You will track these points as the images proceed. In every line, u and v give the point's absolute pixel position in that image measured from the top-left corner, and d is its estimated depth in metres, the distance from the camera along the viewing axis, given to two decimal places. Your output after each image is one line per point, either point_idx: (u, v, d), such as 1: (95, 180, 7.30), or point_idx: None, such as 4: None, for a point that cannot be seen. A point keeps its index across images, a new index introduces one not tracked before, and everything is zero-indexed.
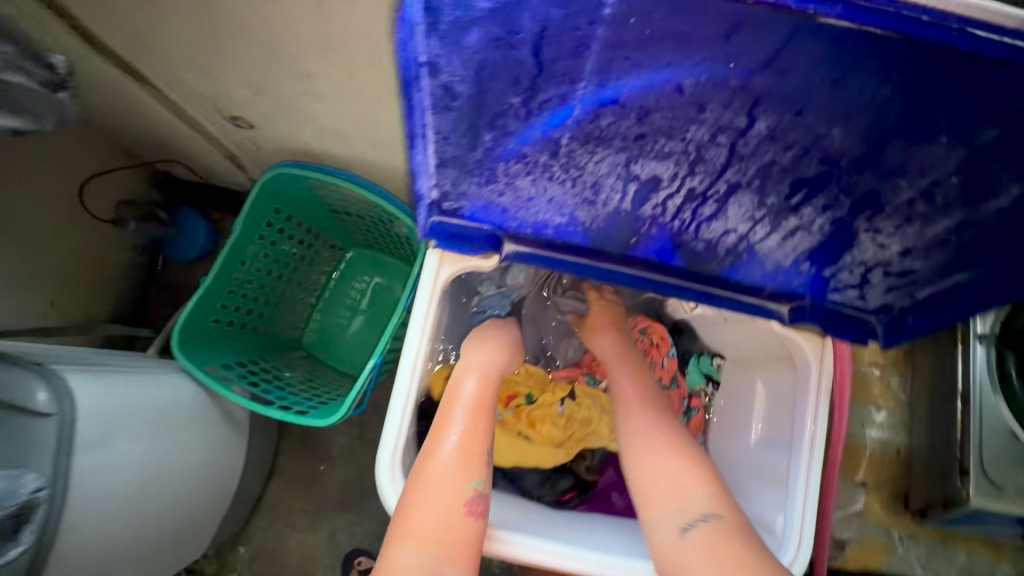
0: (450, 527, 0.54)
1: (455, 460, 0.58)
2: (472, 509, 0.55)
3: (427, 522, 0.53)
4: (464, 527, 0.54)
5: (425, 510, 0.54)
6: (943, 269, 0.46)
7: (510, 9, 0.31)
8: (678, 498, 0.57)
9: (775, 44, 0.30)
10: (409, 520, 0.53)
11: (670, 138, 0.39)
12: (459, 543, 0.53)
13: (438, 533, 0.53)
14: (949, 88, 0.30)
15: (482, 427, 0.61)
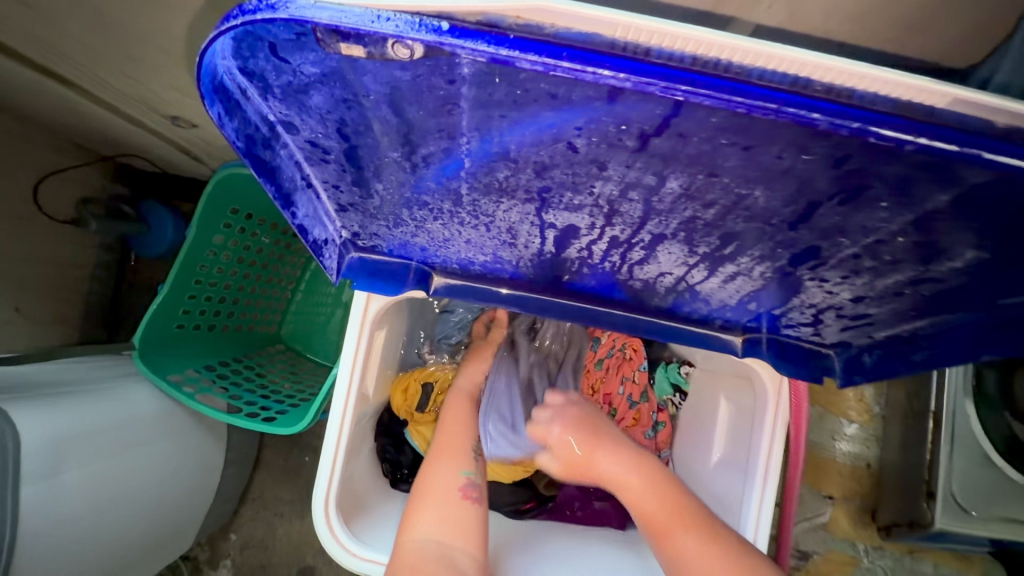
0: (455, 514, 0.57)
1: (445, 454, 0.62)
2: (468, 495, 0.59)
3: (432, 510, 0.57)
4: (466, 512, 0.57)
5: (427, 497, 0.58)
6: (900, 315, 0.41)
7: (345, 74, 0.25)
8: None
9: (664, 108, 0.25)
10: (413, 510, 0.57)
11: (577, 192, 0.34)
12: (464, 527, 0.56)
13: (446, 517, 0.56)
14: (880, 160, 0.25)
15: (467, 421, 0.66)
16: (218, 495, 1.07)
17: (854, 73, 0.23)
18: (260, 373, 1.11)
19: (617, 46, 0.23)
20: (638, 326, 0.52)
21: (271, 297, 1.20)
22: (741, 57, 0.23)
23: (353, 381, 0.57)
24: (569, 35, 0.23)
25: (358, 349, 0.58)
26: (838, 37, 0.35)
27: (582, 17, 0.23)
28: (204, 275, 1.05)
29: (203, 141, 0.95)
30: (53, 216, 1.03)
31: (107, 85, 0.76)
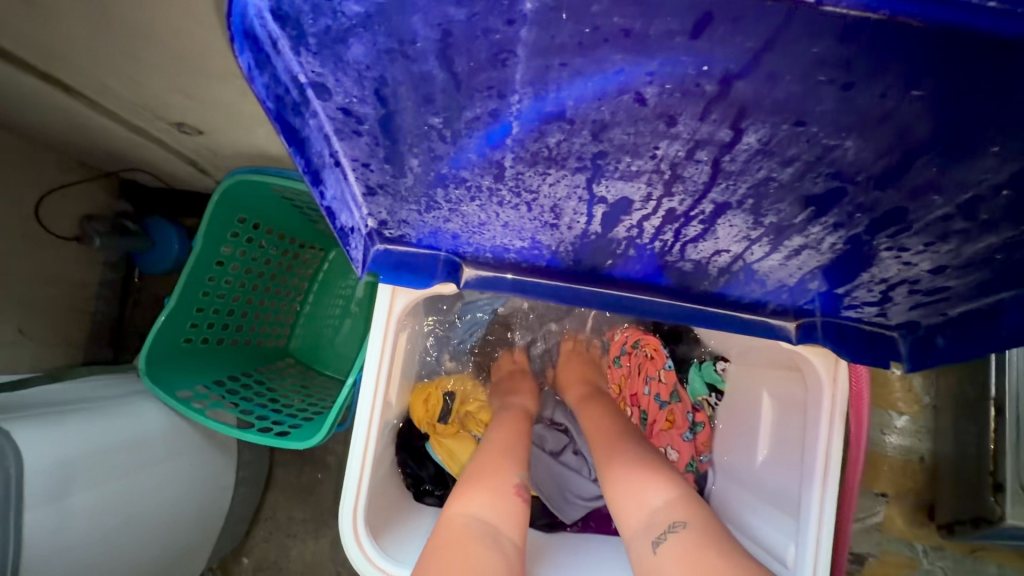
0: (508, 504, 0.51)
1: (501, 450, 0.58)
2: (522, 493, 0.54)
3: (485, 492, 0.52)
4: (518, 507, 0.52)
5: (481, 478, 0.53)
6: (984, 287, 0.37)
7: (392, 13, 0.22)
8: (646, 524, 0.48)
9: (762, 38, 0.22)
10: (463, 490, 0.52)
11: (636, 157, 0.31)
12: (515, 519, 0.51)
13: (498, 503, 0.51)
14: (1007, 91, 0.22)
15: (520, 432, 0.63)
16: (229, 516, 1.03)
17: None
18: (270, 387, 1.08)
19: None
20: (684, 314, 0.48)
21: (279, 310, 1.17)
22: None
23: (380, 383, 0.54)
24: None
25: (383, 352, 0.54)
26: None
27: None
28: (212, 287, 1.01)
29: (208, 150, 0.93)
30: (60, 234, 1.01)
31: (110, 92, 0.74)
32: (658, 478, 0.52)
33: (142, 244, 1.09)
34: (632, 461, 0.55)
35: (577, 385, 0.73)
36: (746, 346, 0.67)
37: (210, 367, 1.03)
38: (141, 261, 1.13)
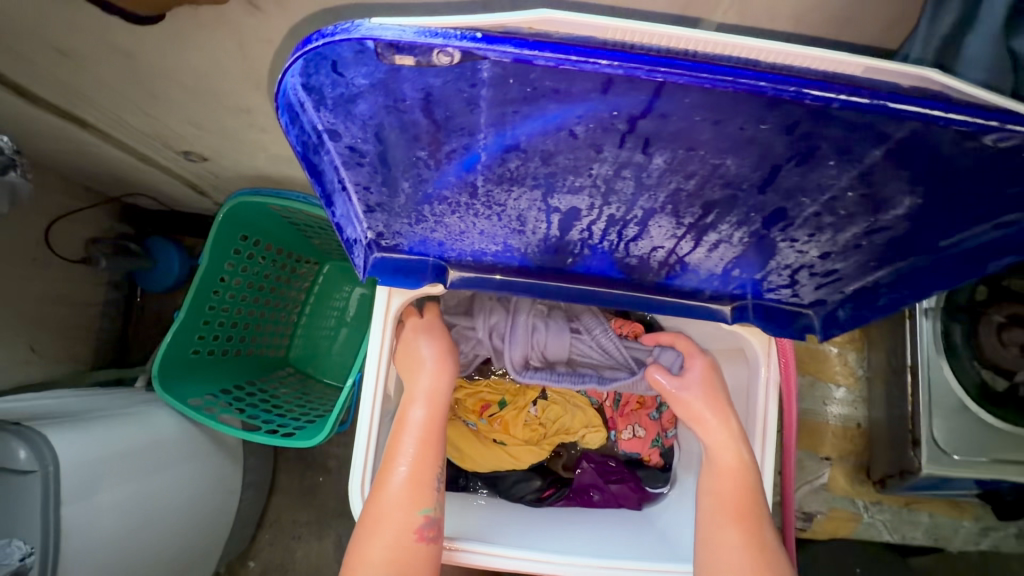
0: (404, 554, 0.56)
1: (404, 492, 0.58)
2: (423, 537, 0.58)
3: (379, 549, 0.56)
4: (419, 554, 0.57)
5: (374, 540, 0.56)
6: (864, 267, 0.47)
7: (389, 83, 0.31)
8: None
9: (650, 92, 0.31)
10: (361, 551, 0.56)
11: (577, 175, 0.40)
12: (413, 568, 0.56)
13: (392, 559, 0.56)
14: (823, 124, 0.32)
15: (432, 444, 0.62)
16: (237, 518, 1.10)
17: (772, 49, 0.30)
18: (273, 394, 1.15)
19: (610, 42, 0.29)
20: (636, 302, 0.58)
21: (279, 322, 1.25)
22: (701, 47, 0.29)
23: (380, 374, 0.62)
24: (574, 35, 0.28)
25: (383, 346, 0.63)
26: (784, 27, 0.42)
27: (581, 24, 0.30)
28: (217, 301, 1.09)
29: (210, 173, 1.01)
30: (66, 257, 1.07)
31: (125, 125, 0.82)
32: None
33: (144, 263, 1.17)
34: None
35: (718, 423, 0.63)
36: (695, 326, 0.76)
37: (215, 377, 1.10)
38: (142, 279, 1.21)
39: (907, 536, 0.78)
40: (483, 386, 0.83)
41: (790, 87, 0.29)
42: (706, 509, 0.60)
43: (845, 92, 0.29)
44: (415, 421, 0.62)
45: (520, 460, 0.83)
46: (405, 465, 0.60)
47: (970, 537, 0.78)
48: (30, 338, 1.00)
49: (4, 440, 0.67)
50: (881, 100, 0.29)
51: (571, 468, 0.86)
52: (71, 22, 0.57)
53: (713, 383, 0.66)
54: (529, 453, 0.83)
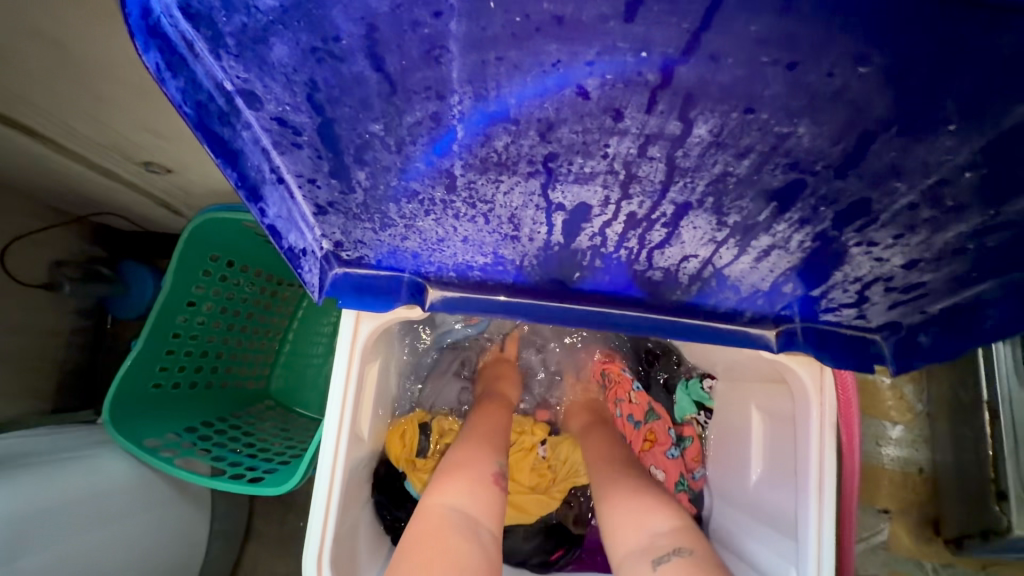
0: (489, 492, 0.52)
1: (477, 440, 0.58)
2: (500, 481, 0.54)
3: (465, 479, 0.52)
4: (497, 497, 0.53)
5: (454, 470, 0.53)
6: (959, 280, 0.36)
7: (309, 6, 0.21)
8: (639, 534, 0.49)
9: (703, 11, 0.20)
10: (447, 478, 0.52)
11: (587, 157, 0.30)
12: (495, 510, 0.51)
13: (478, 491, 0.51)
14: (954, 61, 0.21)
15: (502, 423, 0.64)
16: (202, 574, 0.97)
17: None
18: (249, 432, 1.03)
19: None
20: (660, 327, 0.47)
21: (258, 351, 1.14)
22: None
23: (344, 416, 0.51)
24: None
25: (348, 383, 0.51)
26: None
27: None
28: (184, 328, 0.98)
29: (180, 189, 0.92)
30: (30, 282, 1.00)
31: (76, 135, 0.74)
32: (661, 506, 0.52)
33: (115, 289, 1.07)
34: (626, 479, 0.56)
35: (580, 414, 0.73)
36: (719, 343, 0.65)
37: (180, 413, 0.98)
38: (112, 306, 1.10)
39: None
40: None
41: None
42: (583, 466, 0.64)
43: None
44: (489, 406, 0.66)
45: (528, 511, 0.69)
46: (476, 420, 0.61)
47: None
48: None
49: None
50: None
51: (583, 522, 0.73)
52: None
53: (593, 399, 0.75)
54: (536, 503, 0.70)
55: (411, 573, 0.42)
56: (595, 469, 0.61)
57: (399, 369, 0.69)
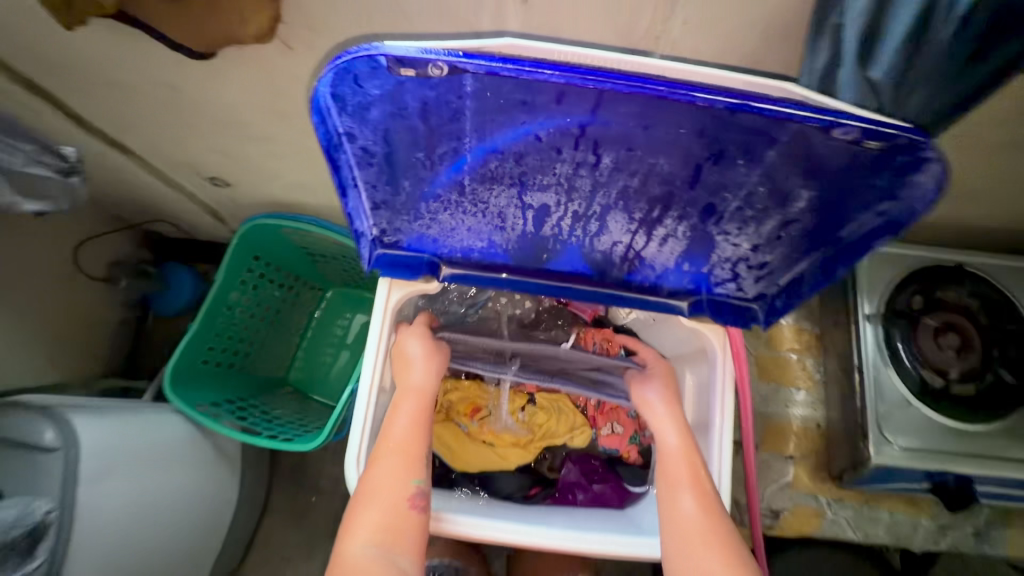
0: (395, 518, 0.60)
1: (399, 461, 0.63)
2: (416, 505, 0.61)
3: (374, 513, 0.60)
4: (410, 521, 0.60)
5: (370, 505, 0.60)
6: (788, 259, 0.56)
7: (395, 93, 0.41)
8: None
9: (593, 101, 0.40)
10: (356, 517, 0.60)
11: (545, 174, 0.50)
12: (405, 535, 0.60)
13: (386, 523, 0.59)
14: (723, 128, 0.41)
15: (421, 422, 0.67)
16: (226, 530, 1.14)
17: (652, 63, 0.41)
18: (269, 409, 1.23)
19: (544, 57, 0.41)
20: (605, 297, 0.66)
21: (282, 341, 1.36)
22: (602, 59, 0.42)
23: (378, 362, 0.70)
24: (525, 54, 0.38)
25: (381, 338, 0.71)
26: (708, 57, 0.52)
27: (530, 48, 0.41)
28: (228, 316, 1.19)
29: (232, 198, 1.13)
30: (91, 275, 1.22)
31: (163, 155, 0.95)
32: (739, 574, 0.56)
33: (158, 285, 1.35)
34: (719, 539, 0.59)
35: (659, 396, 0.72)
36: (644, 314, 0.86)
37: (218, 387, 1.18)
38: (151, 303, 1.37)
39: (870, 532, 0.82)
40: (479, 390, 0.92)
41: (692, 95, 0.38)
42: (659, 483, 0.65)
43: (718, 97, 0.38)
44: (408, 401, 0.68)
45: (507, 460, 0.89)
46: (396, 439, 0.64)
47: (929, 535, 0.83)
48: (45, 352, 1.11)
49: (35, 420, 0.74)
50: (730, 107, 0.38)
51: (556, 469, 0.92)
52: (130, 72, 0.70)
53: (667, 384, 0.74)
54: (516, 454, 0.90)
55: None
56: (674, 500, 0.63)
57: None
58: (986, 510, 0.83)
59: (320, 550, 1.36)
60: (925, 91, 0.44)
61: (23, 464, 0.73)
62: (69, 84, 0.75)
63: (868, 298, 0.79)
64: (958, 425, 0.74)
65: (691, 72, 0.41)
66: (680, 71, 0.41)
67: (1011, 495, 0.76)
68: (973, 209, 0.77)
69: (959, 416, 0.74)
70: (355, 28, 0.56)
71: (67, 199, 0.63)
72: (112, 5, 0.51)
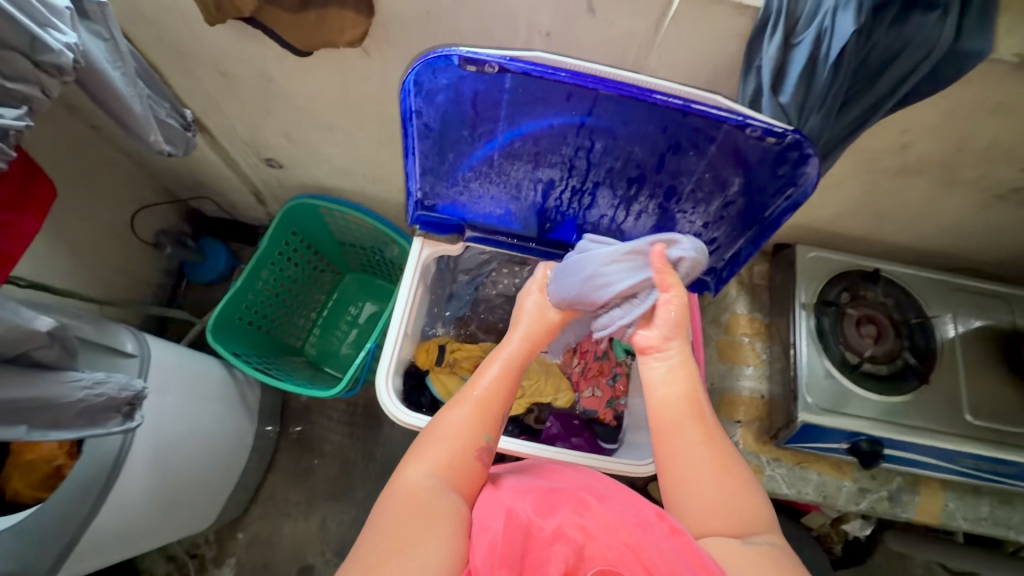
0: (462, 463, 0.55)
1: (474, 411, 0.58)
2: (482, 458, 0.56)
3: (443, 447, 0.55)
4: (474, 474, 0.55)
5: (438, 446, 0.55)
6: (730, 236, 0.74)
7: (457, 83, 0.60)
8: (728, 535, 0.51)
9: (591, 100, 0.60)
10: (425, 449, 0.54)
11: (554, 154, 0.69)
12: (466, 480, 0.54)
13: (451, 463, 0.54)
14: (678, 126, 0.61)
15: (514, 385, 0.62)
16: (235, 470, 1.28)
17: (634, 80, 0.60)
18: (287, 369, 1.39)
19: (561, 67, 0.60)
20: None
21: (304, 313, 1.52)
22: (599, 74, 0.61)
23: (406, 306, 0.88)
24: (549, 62, 0.57)
25: (411, 287, 0.88)
26: (676, 81, 0.72)
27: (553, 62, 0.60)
28: (262, 282, 1.36)
29: (281, 180, 1.32)
30: (142, 239, 1.39)
31: (234, 135, 1.14)
32: (756, 519, 0.52)
33: (195, 256, 1.49)
34: (732, 472, 0.54)
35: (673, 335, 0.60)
36: None
37: (245, 343, 1.34)
38: (186, 271, 1.52)
39: (800, 488, 0.98)
40: (480, 350, 1.07)
41: (657, 100, 0.57)
42: (657, 427, 0.57)
43: (674, 100, 0.57)
44: (506, 352, 0.64)
45: None
46: (483, 392, 0.59)
47: (851, 496, 0.98)
48: (99, 298, 1.26)
49: (119, 330, 0.86)
50: (683, 106, 0.57)
51: (540, 421, 1.08)
52: (233, 63, 0.90)
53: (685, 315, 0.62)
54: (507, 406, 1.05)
55: (380, 538, 0.46)
56: (681, 439, 0.55)
57: (431, 297, 1.01)
58: (898, 478, 0.99)
59: (318, 509, 1.47)
60: (818, 116, 0.64)
61: (103, 362, 0.81)
62: (181, 67, 0.94)
63: (804, 290, 0.98)
64: (866, 394, 0.91)
65: (659, 86, 0.61)
66: (652, 85, 0.60)
67: (913, 462, 0.93)
68: (886, 226, 0.97)
69: (870, 389, 0.91)
70: (421, 43, 0.77)
71: (185, 146, 0.87)
72: (249, 10, 0.70)
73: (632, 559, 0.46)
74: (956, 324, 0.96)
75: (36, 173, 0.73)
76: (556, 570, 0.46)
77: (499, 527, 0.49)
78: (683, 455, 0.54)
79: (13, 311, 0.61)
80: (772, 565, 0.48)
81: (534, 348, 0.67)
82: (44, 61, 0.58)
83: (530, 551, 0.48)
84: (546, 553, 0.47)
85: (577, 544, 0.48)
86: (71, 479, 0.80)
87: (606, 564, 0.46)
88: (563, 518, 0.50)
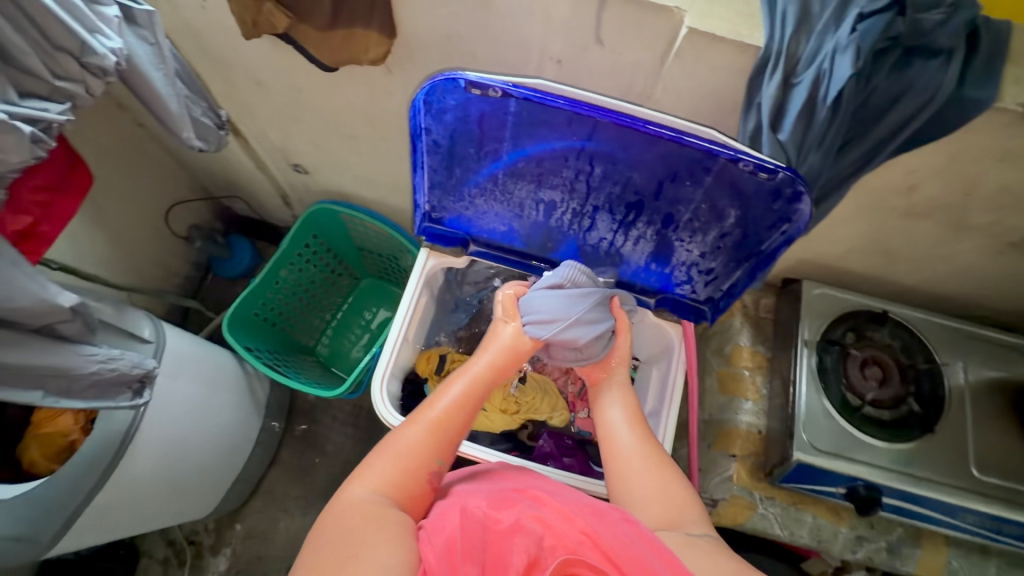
0: (410, 483, 0.56)
1: (428, 433, 0.60)
2: (431, 481, 0.58)
3: (390, 470, 0.56)
4: (422, 496, 0.56)
5: (384, 467, 0.56)
6: (727, 267, 0.75)
7: (465, 104, 0.63)
8: (667, 523, 0.57)
9: (589, 127, 0.62)
10: (370, 471, 0.55)
11: (556, 176, 0.71)
12: (415, 500, 0.56)
13: (398, 483, 0.55)
14: (672, 155, 0.62)
15: (470, 412, 0.64)
16: (238, 461, 1.32)
17: (632, 111, 0.62)
18: (297, 367, 1.43)
19: (563, 93, 0.63)
20: None
21: (319, 314, 1.57)
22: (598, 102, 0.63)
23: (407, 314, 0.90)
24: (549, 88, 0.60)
25: (413, 296, 0.91)
26: (682, 112, 0.74)
27: (556, 89, 0.63)
28: (281, 281, 1.41)
29: (307, 185, 1.38)
30: (175, 233, 1.46)
31: (265, 140, 1.20)
32: (693, 515, 0.58)
33: (224, 253, 1.55)
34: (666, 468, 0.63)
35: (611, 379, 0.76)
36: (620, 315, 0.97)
37: (259, 339, 1.39)
38: (212, 265, 1.58)
39: (794, 531, 0.95)
40: None
41: (651, 130, 0.59)
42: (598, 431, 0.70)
43: (664, 131, 0.59)
44: (466, 378, 0.66)
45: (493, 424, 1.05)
46: (435, 416, 0.61)
47: (847, 543, 0.95)
48: (128, 285, 1.33)
49: (138, 315, 0.91)
50: (674, 138, 0.59)
51: (534, 438, 1.07)
52: (267, 73, 0.95)
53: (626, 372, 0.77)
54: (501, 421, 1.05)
55: (319, 551, 0.46)
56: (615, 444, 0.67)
57: (436, 307, 1.04)
58: (899, 529, 0.95)
59: (314, 507, 1.50)
60: (818, 154, 0.64)
61: (119, 341, 0.85)
62: (221, 75, 1.01)
63: (807, 327, 0.97)
64: (866, 438, 0.89)
65: (656, 117, 0.63)
66: (649, 116, 0.62)
67: (911, 512, 0.90)
68: (897, 267, 0.96)
69: (871, 433, 0.89)
70: (440, 63, 0.81)
71: (216, 146, 0.93)
72: (283, 26, 0.74)
73: (590, 547, 0.47)
74: (967, 371, 0.93)
75: (78, 165, 0.79)
76: (518, 560, 0.45)
77: (453, 527, 0.49)
78: (620, 454, 0.65)
79: (40, 285, 0.66)
80: (709, 547, 0.53)
81: (499, 376, 0.69)
82: (90, 63, 0.64)
83: (490, 543, 0.48)
84: (507, 544, 0.47)
85: (537, 535, 0.48)
86: (79, 455, 0.84)
87: (568, 553, 0.46)
88: (521, 512, 0.51)
